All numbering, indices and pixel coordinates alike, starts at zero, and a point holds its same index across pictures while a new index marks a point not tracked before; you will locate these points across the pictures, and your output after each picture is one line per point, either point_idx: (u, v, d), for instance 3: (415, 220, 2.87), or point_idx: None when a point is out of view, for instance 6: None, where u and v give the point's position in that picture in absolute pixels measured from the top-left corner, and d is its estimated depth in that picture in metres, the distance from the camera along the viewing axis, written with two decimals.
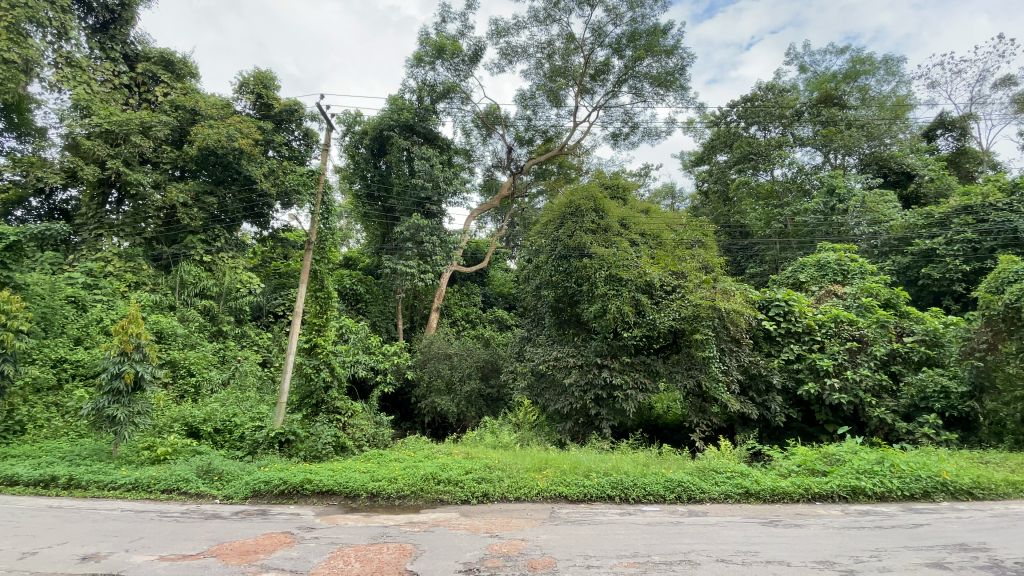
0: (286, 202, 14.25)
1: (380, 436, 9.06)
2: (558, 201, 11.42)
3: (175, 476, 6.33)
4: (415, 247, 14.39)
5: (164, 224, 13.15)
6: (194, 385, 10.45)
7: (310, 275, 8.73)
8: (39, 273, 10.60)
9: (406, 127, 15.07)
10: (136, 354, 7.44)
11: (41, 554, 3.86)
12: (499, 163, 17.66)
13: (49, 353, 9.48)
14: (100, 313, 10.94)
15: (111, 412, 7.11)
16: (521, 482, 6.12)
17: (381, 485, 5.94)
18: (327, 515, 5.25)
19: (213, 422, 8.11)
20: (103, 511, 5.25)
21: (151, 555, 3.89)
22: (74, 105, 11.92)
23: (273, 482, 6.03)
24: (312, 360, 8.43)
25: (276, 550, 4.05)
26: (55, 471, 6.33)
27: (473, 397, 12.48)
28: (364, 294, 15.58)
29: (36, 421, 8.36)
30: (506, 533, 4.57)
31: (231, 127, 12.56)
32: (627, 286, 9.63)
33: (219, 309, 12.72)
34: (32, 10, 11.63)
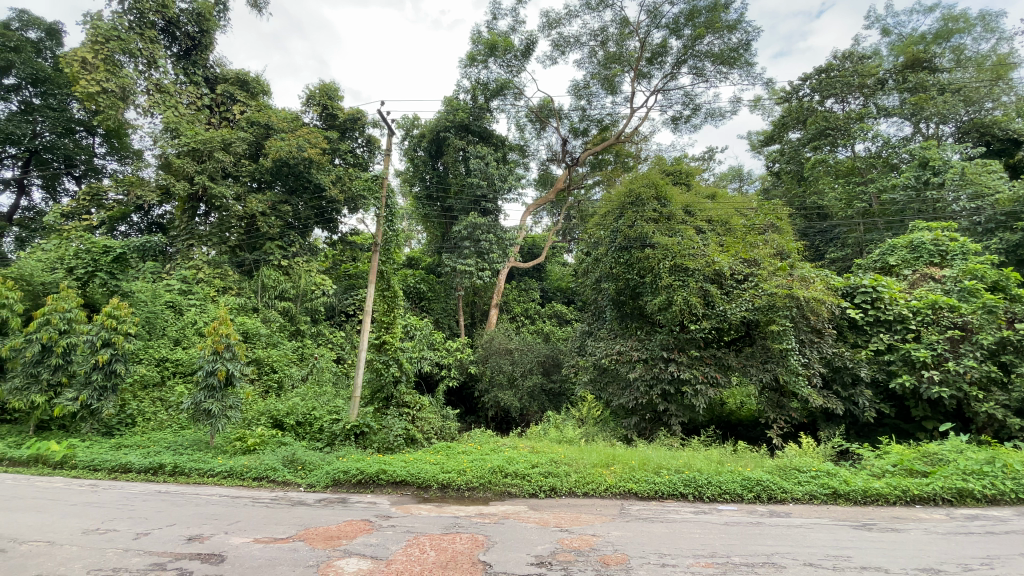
0: (352, 206, 15.01)
1: (447, 429, 9.33)
2: (617, 190, 11.17)
3: (264, 465, 6.84)
4: (472, 245, 14.63)
5: (245, 232, 14.15)
6: (278, 380, 11.22)
7: (377, 276, 9.15)
8: (142, 282, 11.86)
9: (462, 127, 15.33)
10: (227, 353, 8.11)
11: (153, 534, 4.31)
12: (554, 156, 17.50)
13: (154, 354, 10.57)
14: (195, 316, 11.99)
15: (208, 406, 7.79)
16: (588, 477, 6.08)
17: (451, 477, 6.11)
18: (402, 504, 5.48)
19: (295, 415, 8.70)
20: (203, 497, 5.78)
21: (247, 538, 4.23)
22: (166, 128, 13.18)
23: (351, 472, 6.39)
24: (381, 356, 8.77)
25: (356, 536, 4.27)
26: (162, 460, 7.03)
27: (536, 392, 12.51)
28: (426, 291, 16.05)
29: (145, 414, 9.30)
30: (576, 527, 4.56)
31: (301, 138, 13.34)
32: (694, 275, 9.29)
33: (297, 310, 13.58)
34: (125, 42, 12.89)
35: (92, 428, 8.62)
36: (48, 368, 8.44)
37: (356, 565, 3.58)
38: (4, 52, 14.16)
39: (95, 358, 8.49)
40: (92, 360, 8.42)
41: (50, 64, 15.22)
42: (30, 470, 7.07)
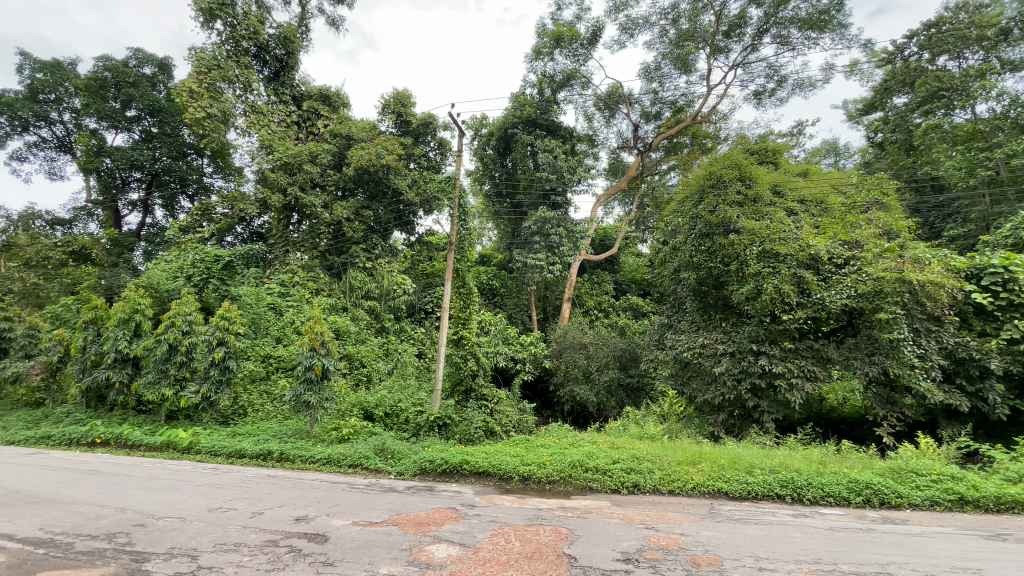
0: (428, 208, 15.60)
1: (524, 423, 9.45)
2: (696, 173, 10.64)
3: (357, 454, 7.33)
4: (543, 240, 14.63)
5: (333, 237, 15.14)
6: (367, 373, 11.96)
7: (453, 273, 9.48)
8: (248, 286, 13.16)
9: (529, 122, 15.36)
10: (322, 349, 8.78)
11: (266, 514, 4.77)
12: (625, 143, 16.96)
13: (259, 351, 11.68)
14: (292, 316, 13.08)
15: (307, 398, 8.50)
16: (674, 474, 5.89)
17: (532, 469, 6.18)
18: (485, 495, 5.63)
19: (383, 407, 9.23)
20: (306, 481, 6.32)
21: (347, 520, 4.56)
22: (262, 145, 14.42)
23: (437, 462, 6.66)
24: (459, 351, 9.07)
25: (444, 523, 4.46)
26: (270, 447, 7.77)
27: (614, 387, 12.27)
28: (499, 287, 16.36)
29: (254, 405, 10.30)
30: (662, 525, 4.43)
31: (379, 146, 14.11)
32: (785, 262, 8.63)
33: (381, 308, 14.36)
34: (224, 70, 14.23)
35: (212, 418, 9.71)
36: (174, 365, 9.62)
37: (445, 551, 3.73)
38: (128, 89, 16.23)
39: (212, 355, 9.56)
40: (210, 357, 9.50)
41: (163, 96, 17.22)
42: (165, 454, 8.11)
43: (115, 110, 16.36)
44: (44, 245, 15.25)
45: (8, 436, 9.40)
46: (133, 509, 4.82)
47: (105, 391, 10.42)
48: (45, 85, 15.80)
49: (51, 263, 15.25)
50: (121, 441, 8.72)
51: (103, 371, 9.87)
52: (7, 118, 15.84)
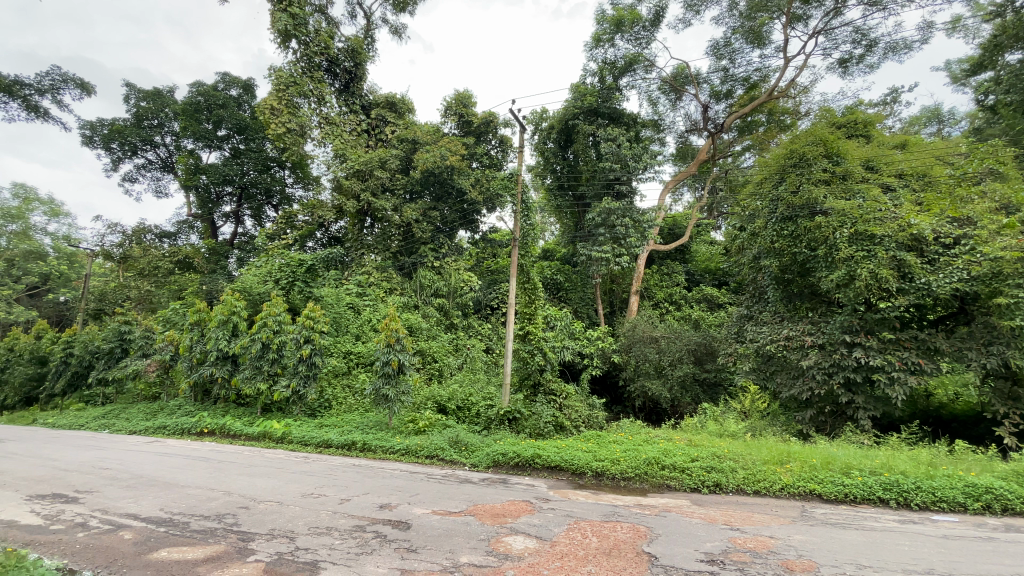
0: (491, 206, 15.84)
1: (595, 418, 9.35)
2: (775, 153, 9.96)
3: (433, 445, 7.61)
4: (608, 231, 14.35)
5: (403, 239, 15.77)
6: (438, 368, 12.36)
7: (518, 269, 9.61)
8: (329, 287, 14.08)
9: (591, 112, 15.13)
10: (397, 345, 9.22)
11: (353, 501, 5.07)
12: (694, 126, 16.15)
13: (341, 347, 12.45)
14: (369, 314, 13.78)
15: (386, 391, 8.93)
16: (759, 474, 5.58)
17: (605, 465, 6.11)
18: (559, 489, 5.64)
19: (455, 400, 9.48)
20: (387, 471, 6.66)
21: (427, 509, 4.74)
22: (337, 155, 15.37)
23: (509, 455, 6.77)
24: (526, 346, 9.26)
25: (520, 516, 4.52)
26: (353, 438, 8.26)
27: (688, 382, 11.80)
28: (564, 282, 16.30)
29: (338, 398, 10.99)
30: (749, 527, 4.21)
31: (443, 148, 14.51)
32: (882, 244, 7.88)
33: (450, 305, 14.72)
34: (300, 86, 15.19)
35: (301, 410, 10.46)
36: (268, 361, 10.49)
37: (523, 543, 3.78)
38: (218, 110, 17.81)
39: (300, 352, 10.33)
40: (298, 354, 10.28)
41: (248, 114, 18.73)
42: (262, 443, 8.86)
43: (208, 130, 18.02)
44: (155, 256, 17.12)
45: (133, 425, 10.70)
46: (238, 493, 5.31)
47: (209, 386, 11.55)
48: (150, 112, 17.67)
49: (161, 271, 17.11)
50: (225, 431, 9.63)
51: (208, 367, 10.95)
52: (121, 145, 17.91)
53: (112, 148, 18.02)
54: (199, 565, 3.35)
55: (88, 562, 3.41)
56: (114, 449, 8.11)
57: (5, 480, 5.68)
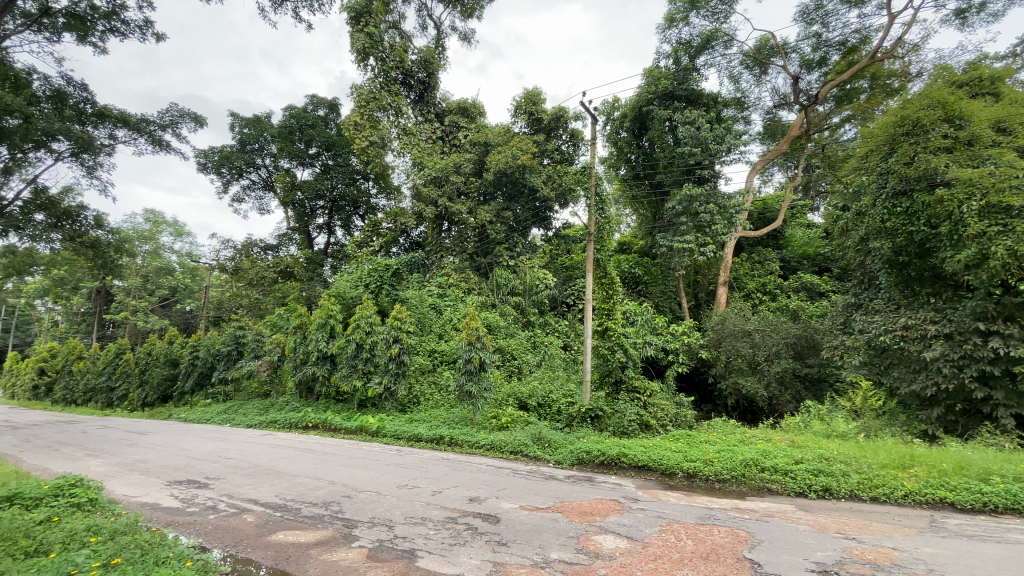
0: (564, 202, 15.74)
1: (683, 417, 8.97)
2: (883, 121, 8.94)
3: (517, 441, 7.73)
4: (690, 220, 13.71)
5: (478, 240, 16.12)
6: (517, 366, 12.52)
7: (594, 264, 9.52)
8: (413, 290, 14.78)
9: (666, 96, 14.54)
10: (478, 343, 9.51)
11: (444, 493, 5.28)
12: (783, 100, 14.85)
13: (426, 346, 13.02)
14: (450, 314, 14.31)
15: (469, 388, 9.22)
16: (876, 479, 5.08)
17: (698, 467, 5.85)
18: (648, 489, 5.50)
19: (536, 397, 9.54)
20: (474, 465, 6.86)
21: (515, 504, 4.82)
22: (415, 163, 16.09)
23: (594, 453, 6.70)
24: (606, 342, 9.13)
25: (609, 515, 4.45)
26: (441, 433, 8.61)
27: (788, 378, 10.92)
28: (643, 275, 15.85)
29: (425, 395, 11.48)
30: (866, 537, 3.82)
31: (514, 148, 14.64)
32: (1022, 215, 6.82)
33: (527, 303, 14.82)
34: (379, 100, 16.13)
35: (392, 405, 11.07)
36: (362, 360, 11.26)
37: (613, 543, 3.72)
38: (309, 130, 19.33)
39: (390, 351, 10.98)
40: (388, 352, 10.93)
41: (334, 132, 20.20)
42: (359, 436, 9.50)
43: (301, 150, 19.63)
44: (261, 267, 19.00)
45: (250, 420, 11.94)
46: (341, 483, 5.73)
47: (312, 384, 12.57)
48: (251, 137, 19.57)
49: (267, 281, 18.95)
50: (326, 425, 10.47)
51: (310, 367, 11.94)
52: (229, 169, 20.00)
53: (223, 173, 20.18)
54: (310, 548, 3.66)
55: (220, 541, 3.86)
56: (236, 440, 9.12)
57: (151, 467, 6.57)
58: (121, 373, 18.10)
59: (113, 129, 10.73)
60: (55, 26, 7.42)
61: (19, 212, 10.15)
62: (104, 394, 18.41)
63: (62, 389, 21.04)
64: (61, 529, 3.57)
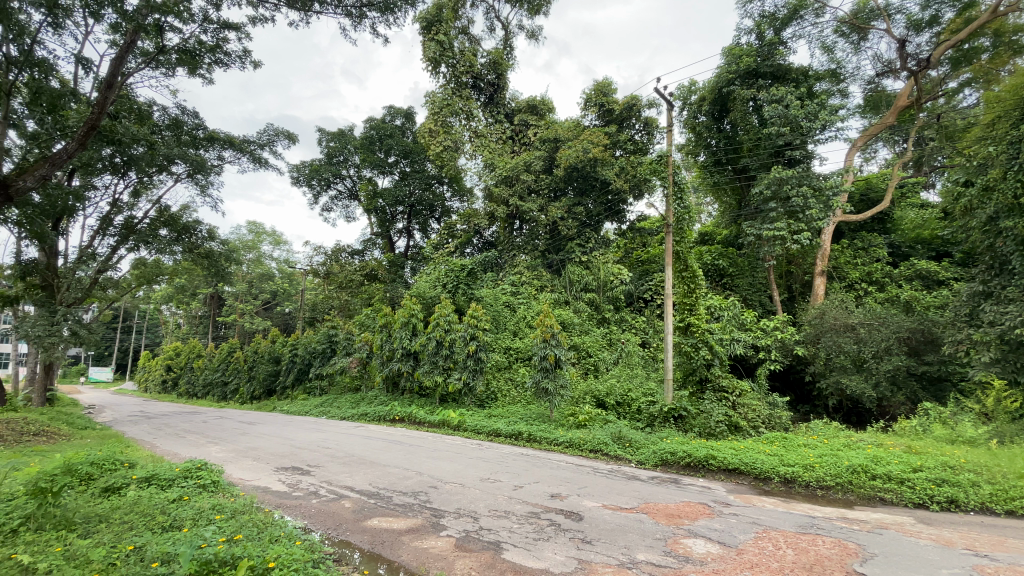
0: (638, 194, 15.29)
1: (777, 418, 8.38)
2: (1013, 83, 7.86)
3: (597, 440, 7.64)
4: (780, 205, 12.77)
5: (550, 236, 16.07)
6: (594, 363, 12.39)
7: (674, 257, 9.17)
8: (488, 289, 15.11)
9: (749, 74, 13.68)
10: (553, 340, 9.52)
11: (526, 489, 5.34)
12: (887, 67, 13.31)
13: (502, 344, 13.23)
14: (524, 311, 14.44)
15: (545, 385, 9.27)
16: (1014, 492, 4.46)
17: (797, 472, 5.46)
18: (740, 493, 5.20)
19: (614, 396, 9.34)
20: (553, 462, 6.88)
21: (597, 503, 4.77)
22: (486, 164, 16.38)
23: (679, 454, 6.46)
24: (689, 339, 8.78)
25: (698, 518, 4.27)
26: (520, 429, 8.71)
27: (901, 378, 9.82)
28: (728, 267, 14.91)
29: (503, 391, 11.65)
30: (1004, 556, 3.36)
31: (586, 141, 14.43)
32: None
33: (601, 300, 14.59)
34: (451, 105, 16.64)
35: (472, 401, 11.38)
36: (442, 357, 11.70)
37: (704, 547, 3.56)
38: (387, 140, 20.36)
39: (468, 348, 11.38)
40: (467, 349, 11.31)
41: (411, 140, 21.16)
42: (443, 429, 9.89)
43: (381, 159, 20.74)
44: (349, 271, 20.33)
45: (343, 412, 12.86)
46: (427, 474, 5.99)
47: (397, 380, 13.24)
48: (336, 150, 20.98)
49: (354, 283, 20.28)
50: (411, 419, 11.01)
51: (395, 363, 12.61)
52: (318, 181, 21.57)
53: (313, 185, 21.81)
54: (402, 535, 3.88)
55: (323, 524, 4.19)
56: (332, 432, 9.85)
57: (261, 455, 7.27)
58: (233, 369, 20.21)
59: (221, 150, 11.98)
60: (170, 61, 8.37)
61: (148, 229, 11.77)
62: (220, 388, 20.66)
63: (187, 383, 23.87)
64: (191, 506, 4.06)
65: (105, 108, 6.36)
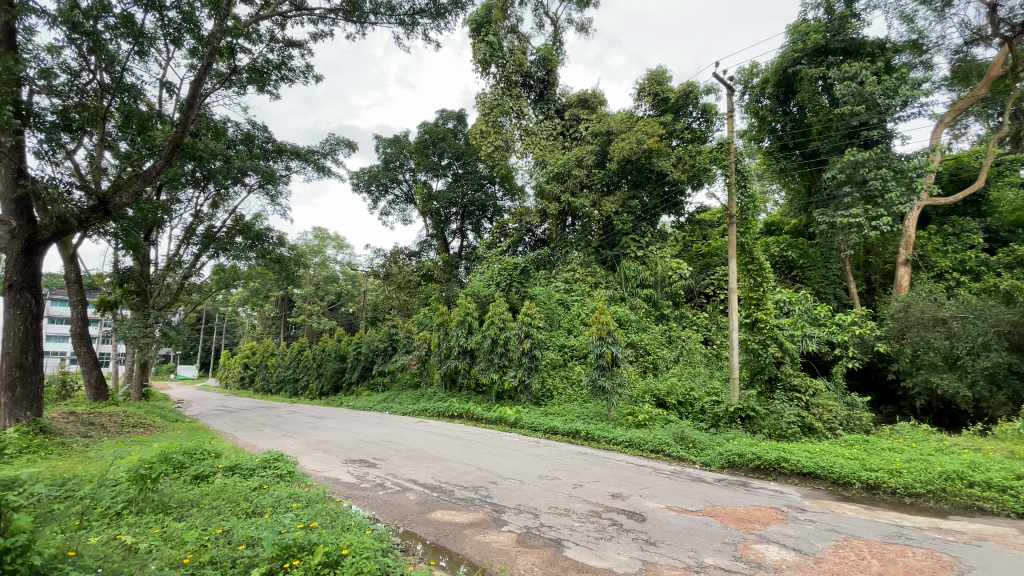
0: (696, 184, 14.73)
1: (857, 420, 7.82)
2: None
3: (658, 440, 7.44)
4: (856, 190, 11.87)
5: (603, 231, 15.79)
6: (652, 361, 12.08)
7: (739, 249, 8.75)
8: (541, 287, 15.14)
9: (818, 52, 12.82)
10: (609, 337, 9.39)
11: (586, 487, 5.30)
12: (977, 33, 11.96)
13: (556, 341, 13.19)
14: (579, 309, 14.30)
15: (602, 383, 9.15)
16: None
17: (881, 477, 5.06)
18: (817, 499, 4.89)
19: (675, 395, 9.02)
20: (613, 462, 6.79)
21: (661, 504, 4.65)
22: (537, 162, 16.35)
23: (747, 456, 6.17)
24: (756, 336, 8.37)
25: (771, 524, 4.06)
26: (577, 428, 8.65)
27: (1002, 376, 8.82)
28: (798, 259, 14.00)
29: (558, 388, 11.60)
30: None
31: (639, 132, 14.03)
32: None
33: (659, 295, 14.20)
34: (502, 104, 16.77)
35: (528, 398, 11.43)
36: (498, 355, 11.84)
37: (778, 554, 3.39)
38: (440, 143, 20.82)
39: (523, 346, 11.44)
40: (521, 347, 11.39)
41: (463, 141, 21.54)
42: (499, 426, 10.00)
43: (435, 162, 21.26)
44: (407, 272, 21.03)
45: (404, 408, 13.32)
46: (487, 470, 6.09)
47: (454, 377, 13.53)
48: (392, 155, 21.72)
49: (412, 283, 20.95)
50: (469, 415, 11.24)
51: (452, 361, 12.92)
52: (377, 186, 22.43)
53: (372, 190, 22.71)
54: (465, 528, 3.96)
55: (390, 515, 4.37)
56: (395, 427, 10.23)
57: (331, 447, 7.67)
58: (303, 367, 21.47)
59: (288, 161, 12.78)
60: (241, 80, 8.97)
61: (226, 237, 12.72)
62: (291, 384, 21.98)
63: (262, 380, 25.60)
64: (271, 494, 4.36)
65: (187, 126, 6.93)
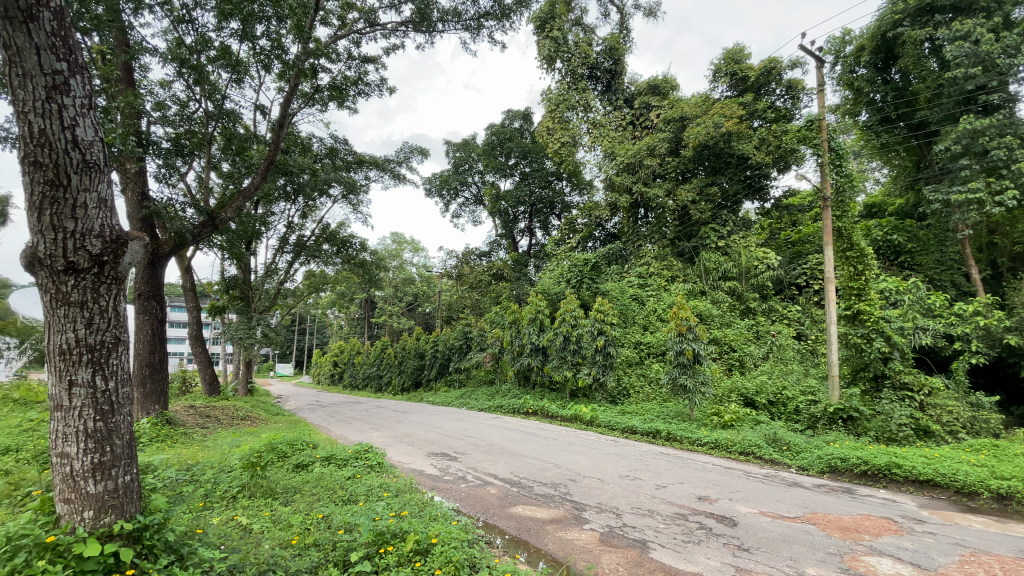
0: (783, 167, 13.69)
1: (984, 422, 6.93)
2: None
3: (747, 442, 7.03)
4: (976, 162, 10.43)
5: (679, 223, 15.13)
6: (738, 358, 11.42)
7: (835, 235, 8.03)
8: (613, 282, 14.85)
9: (924, 10, 11.42)
10: (689, 334, 8.98)
11: (670, 488, 5.14)
12: None
13: (631, 338, 12.89)
14: (654, 304, 13.89)
15: (683, 381, 8.76)
16: None
17: (1016, 487, 4.45)
18: (937, 509, 4.39)
19: (765, 394, 8.46)
20: (698, 463, 6.53)
21: (753, 509, 4.40)
22: (606, 154, 16.01)
23: (851, 461, 5.65)
24: (858, 330, 7.65)
25: (882, 535, 3.70)
26: (658, 427, 8.38)
27: None
28: (906, 243, 12.62)
29: (635, 386, 11.34)
30: None
31: (716, 116, 13.30)
32: None
33: (743, 288, 13.39)
34: (568, 100, 16.62)
35: (603, 396, 11.23)
36: (571, 353, 11.76)
37: (892, 567, 3.08)
38: (508, 144, 21.05)
39: (596, 343, 11.29)
40: (595, 344, 11.23)
41: (530, 140, 21.68)
42: (576, 424, 9.95)
43: (503, 162, 21.53)
44: (479, 271, 21.51)
45: (481, 404, 13.67)
46: (566, 467, 6.09)
47: (528, 374, 13.63)
48: (462, 159, 22.29)
49: (484, 283, 21.42)
50: (544, 412, 11.29)
51: (527, 358, 13.04)
52: (448, 190, 23.13)
53: (443, 194, 23.45)
54: (546, 524, 4.00)
55: (473, 508, 4.51)
56: (473, 423, 10.52)
57: (414, 441, 8.04)
58: (386, 365, 22.69)
59: (368, 171, 13.55)
60: (323, 97, 9.61)
61: (314, 245, 13.74)
62: (376, 381, 23.32)
63: (350, 377, 27.38)
64: (363, 484, 4.67)
65: (279, 144, 7.56)
